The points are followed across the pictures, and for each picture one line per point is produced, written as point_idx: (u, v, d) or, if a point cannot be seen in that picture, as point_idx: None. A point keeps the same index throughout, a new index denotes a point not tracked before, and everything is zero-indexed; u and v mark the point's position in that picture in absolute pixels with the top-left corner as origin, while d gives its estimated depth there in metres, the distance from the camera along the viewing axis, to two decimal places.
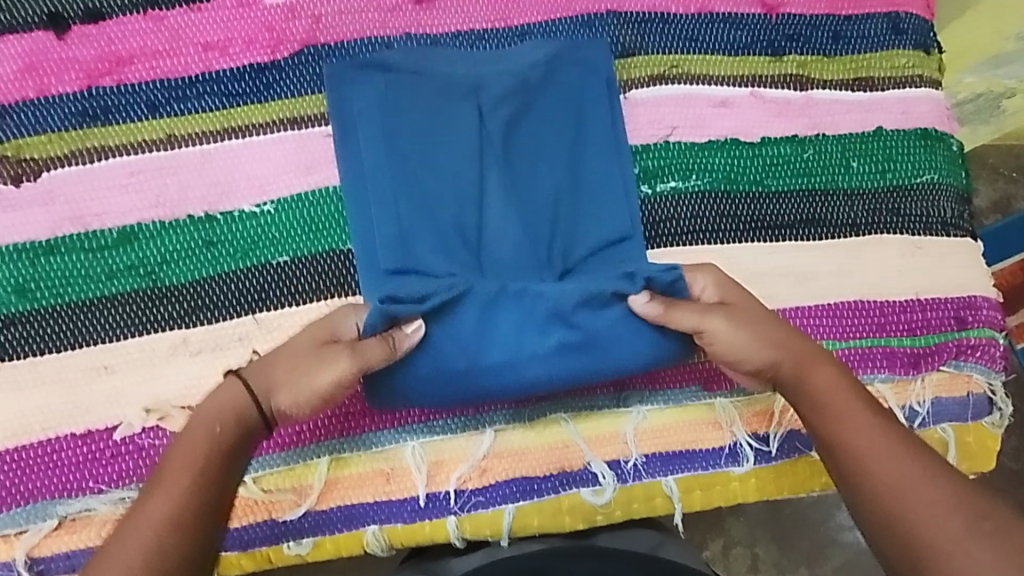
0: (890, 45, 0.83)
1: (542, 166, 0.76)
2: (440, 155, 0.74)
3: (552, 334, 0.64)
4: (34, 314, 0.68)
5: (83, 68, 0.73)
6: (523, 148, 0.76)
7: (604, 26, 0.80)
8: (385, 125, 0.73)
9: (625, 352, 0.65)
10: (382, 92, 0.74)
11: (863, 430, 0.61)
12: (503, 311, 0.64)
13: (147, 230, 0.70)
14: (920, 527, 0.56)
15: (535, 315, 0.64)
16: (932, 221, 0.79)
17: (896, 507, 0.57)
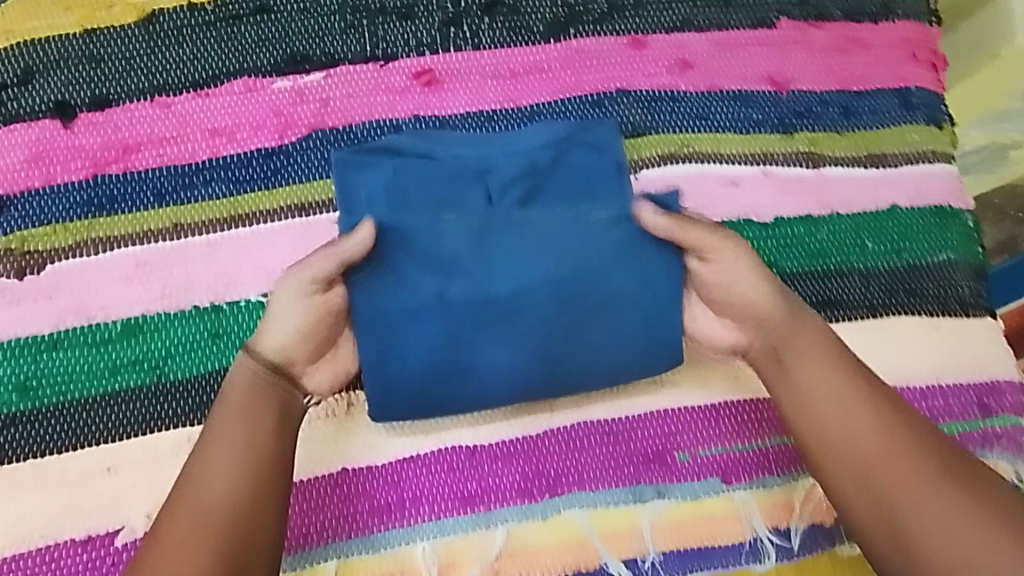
0: (901, 121, 0.82)
1: (554, 255, 0.71)
2: (447, 243, 0.69)
3: (541, 339, 0.69)
4: (36, 413, 0.66)
5: (90, 156, 0.72)
6: (535, 234, 0.70)
7: (613, 105, 0.79)
8: (392, 215, 0.69)
9: (599, 360, 0.70)
10: (391, 179, 0.70)
11: (833, 386, 0.66)
12: (495, 316, 0.69)
13: (152, 323, 0.69)
14: (897, 482, 0.61)
15: (524, 303, 0.68)
16: (950, 300, 0.78)
17: (881, 475, 0.62)
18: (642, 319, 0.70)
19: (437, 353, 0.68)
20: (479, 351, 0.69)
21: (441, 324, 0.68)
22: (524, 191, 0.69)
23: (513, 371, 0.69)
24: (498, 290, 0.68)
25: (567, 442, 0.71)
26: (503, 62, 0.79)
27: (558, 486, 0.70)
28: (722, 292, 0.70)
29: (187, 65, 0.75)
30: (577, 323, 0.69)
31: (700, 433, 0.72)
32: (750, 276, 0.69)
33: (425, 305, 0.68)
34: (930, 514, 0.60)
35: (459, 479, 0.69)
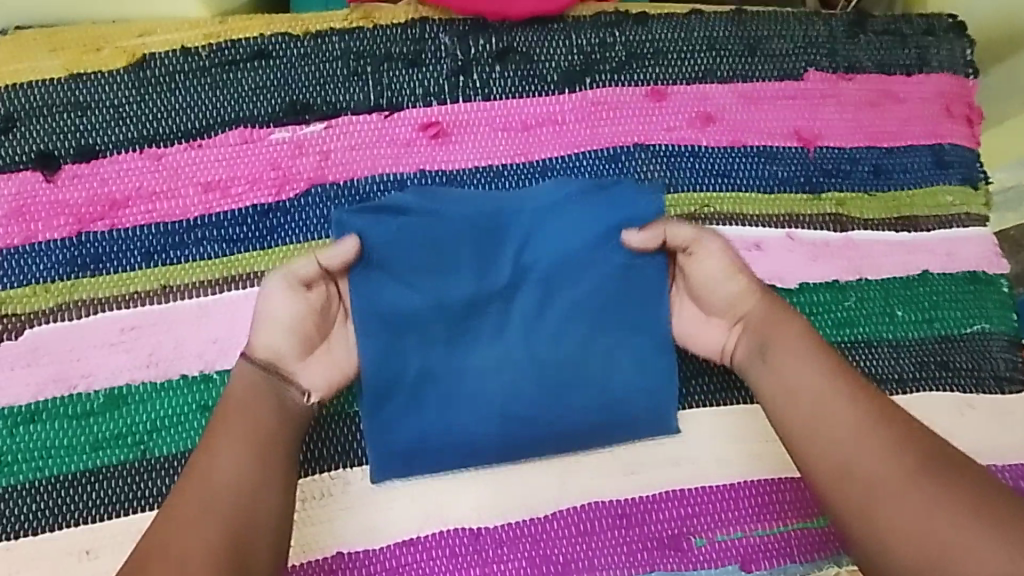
0: (934, 180, 0.78)
1: (562, 313, 0.67)
2: (450, 297, 0.66)
3: (531, 391, 0.66)
4: (12, 490, 0.62)
5: (75, 212, 0.68)
6: (544, 292, 0.67)
7: (631, 160, 0.75)
8: (393, 269, 0.66)
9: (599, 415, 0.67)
10: (393, 235, 0.66)
11: (807, 370, 0.59)
12: (489, 328, 0.67)
13: (137, 393, 0.65)
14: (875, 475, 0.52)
15: (522, 320, 0.67)
16: (985, 373, 0.73)
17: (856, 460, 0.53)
18: (645, 353, 0.68)
19: (427, 367, 0.66)
20: (470, 370, 0.66)
21: (432, 338, 0.66)
22: (524, 216, 0.68)
23: (508, 423, 0.66)
24: (496, 305, 0.67)
25: (578, 525, 0.67)
26: (515, 113, 0.75)
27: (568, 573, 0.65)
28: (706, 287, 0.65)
29: (179, 113, 0.71)
30: (578, 346, 0.67)
31: (720, 516, 0.68)
32: (731, 272, 0.65)
33: (420, 317, 0.66)
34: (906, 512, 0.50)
35: (462, 565, 0.65)
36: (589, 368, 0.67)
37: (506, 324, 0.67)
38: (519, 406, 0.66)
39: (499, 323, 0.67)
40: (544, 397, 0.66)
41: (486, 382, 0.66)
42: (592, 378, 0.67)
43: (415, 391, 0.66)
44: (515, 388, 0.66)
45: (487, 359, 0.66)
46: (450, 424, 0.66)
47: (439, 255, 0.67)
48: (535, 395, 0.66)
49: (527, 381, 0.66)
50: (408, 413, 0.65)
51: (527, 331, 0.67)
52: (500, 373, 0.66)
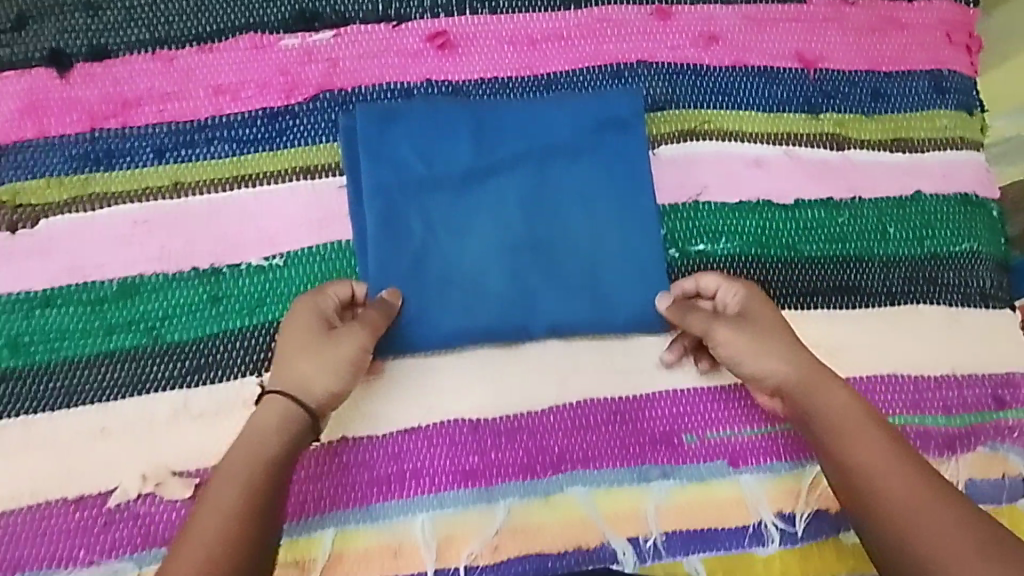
0: (932, 105, 0.79)
1: (558, 206, 0.71)
2: (452, 173, 0.71)
3: (525, 262, 0.70)
4: (29, 370, 0.65)
5: (87, 109, 0.70)
6: (540, 176, 0.72)
7: (634, 78, 0.76)
8: (402, 145, 0.70)
9: (596, 305, 0.70)
10: (402, 116, 0.71)
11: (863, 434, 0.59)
12: (488, 203, 0.71)
13: (150, 283, 0.67)
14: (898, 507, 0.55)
15: (519, 198, 0.71)
16: (971, 290, 0.76)
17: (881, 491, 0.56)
18: (630, 244, 0.71)
19: (428, 234, 0.69)
20: (468, 242, 0.70)
21: (436, 210, 0.70)
22: (530, 109, 0.73)
23: (503, 294, 0.69)
24: (496, 180, 0.71)
25: (572, 420, 0.69)
26: (521, 29, 0.76)
27: (562, 464, 0.68)
28: (750, 356, 0.63)
29: (190, 17, 0.72)
30: (569, 230, 0.71)
31: (709, 417, 0.71)
32: (758, 350, 0.63)
33: (426, 188, 0.70)
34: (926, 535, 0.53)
35: (461, 453, 0.68)
36: (572, 250, 0.70)
37: (504, 199, 0.71)
38: (513, 277, 0.69)
39: (498, 203, 0.71)
40: (540, 273, 0.70)
41: (484, 255, 0.69)
42: (587, 263, 0.70)
43: (415, 258, 0.69)
44: (510, 258, 0.70)
45: (485, 232, 0.70)
46: (448, 292, 0.69)
47: (445, 137, 0.71)
48: (528, 270, 0.70)
49: (522, 254, 0.70)
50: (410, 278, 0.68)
51: (524, 209, 0.71)
52: (494, 244, 0.70)
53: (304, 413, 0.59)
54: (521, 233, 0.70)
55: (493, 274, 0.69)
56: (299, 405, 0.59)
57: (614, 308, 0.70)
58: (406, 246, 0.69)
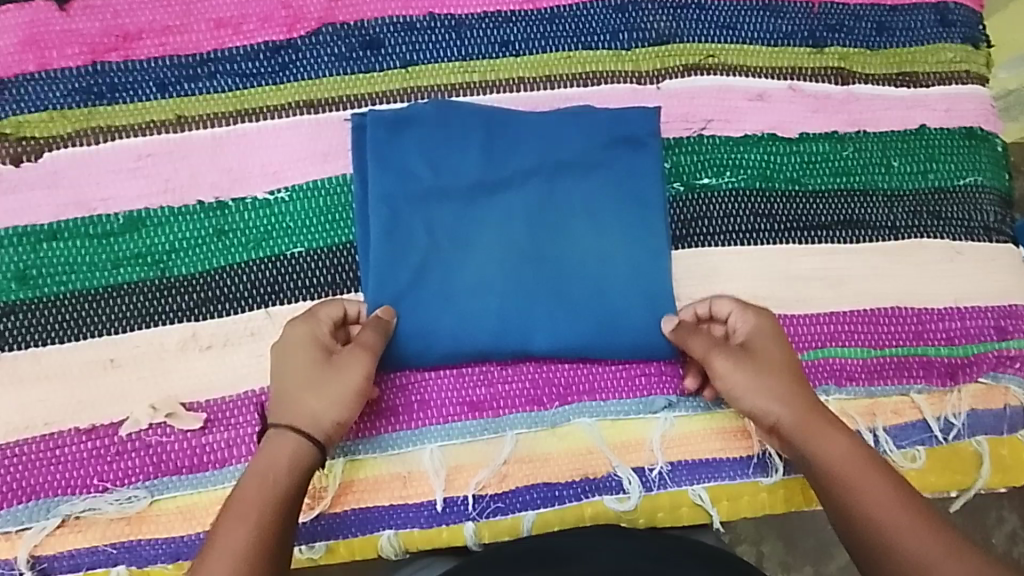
0: (937, 38, 0.79)
1: (564, 209, 0.70)
2: (462, 186, 0.70)
3: (527, 276, 0.69)
4: (37, 302, 0.65)
5: (88, 42, 0.69)
6: (550, 191, 0.70)
7: (638, 12, 0.76)
8: (412, 152, 0.69)
9: (600, 261, 0.69)
10: (415, 123, 0.70)
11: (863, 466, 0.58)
12: (495, 216, 0.70)
13: (156, 217, 0.67)
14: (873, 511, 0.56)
15: (522, 192, 0.70)
16: (974, 224, 0.76)
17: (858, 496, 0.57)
18: (631, 189, 0.71)
19: (432, 242, 0.68)
20: (471, 251, 0.69)
21: (438, 219, 0.69)
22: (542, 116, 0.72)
23: (504, 307, 0.68)
24: (506, 193, 0.70)
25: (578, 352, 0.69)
26: None
27: (568, 395, 0.69)
28: (749, 393, 0.64)
29: None
30: (573, 229, 0.70)
31: None
32: (761, 389, 0.63)
33: (427, 200, 0.69)
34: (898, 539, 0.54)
35: (467, 385, 0.68)
36: (574, 212, 0.70)
37: (512, 211, 0.70)
38: (516, 294, 0.68)
39: (501, 213, 0.70)
40: (543, 276, 0.69)
41: (487, 262, 0.69)
42: (589, 257, 0.70)
43: (417, 266, 0.68)
44: (515, 272, 0.69)
45: (490, 247, 0.69)
46: (448, 304, 0.68)
47: (456, 146, 0.70)
48: (531, 284, 0.69)
49: (525, 269, 0.69)
50: (412, 289, 0.68)
51: (532, 222, 0.70)
52: (498, 257, 0.69)
53: (314, 447, 0.59)
54: (526, 248, 0.69)
55: (494, 284, 0.68)
56: (309, 440, 0.59)
57: (616, 287, 0.69)
58: (409, 253, 0.68)
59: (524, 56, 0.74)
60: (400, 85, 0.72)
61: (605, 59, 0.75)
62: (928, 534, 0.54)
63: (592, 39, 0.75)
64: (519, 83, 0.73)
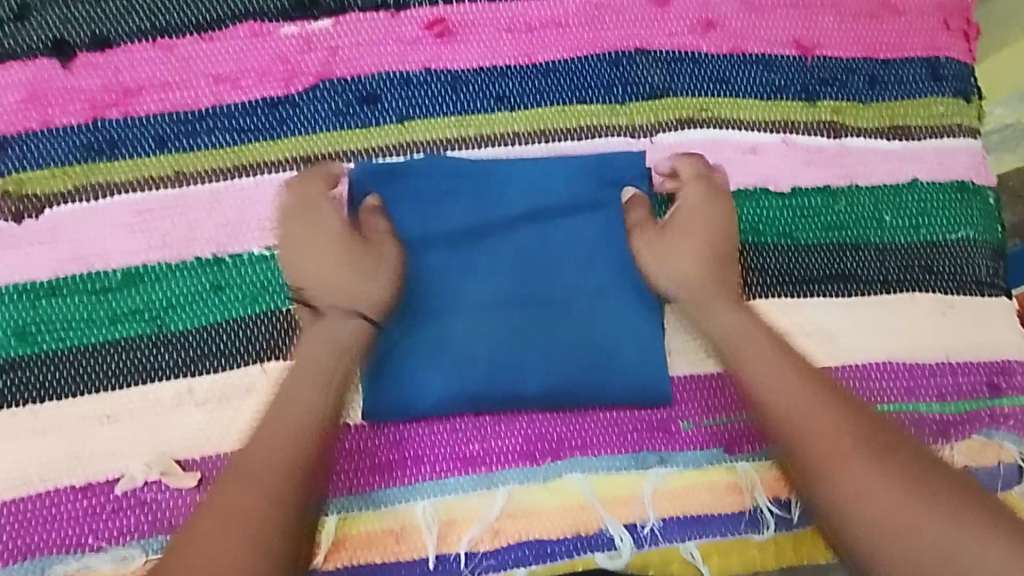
0: (930, 92, 0.79)
1: (555, 257, 0.71)
2: (452, 232, 0.70)
3: (517, 325, 0.69)
4: (35, 358, 0.66)
5: (90, 99, 0.70)
6: (541, 238, 0.71)
7: (633, 65, 0.76)
8: (403, 199, 0.70)
9: (591, 313, 0.70)
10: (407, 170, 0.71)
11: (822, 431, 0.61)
12: (485, 263, 0.70)
13: (153, 272, 0.68)
14: (826, 450, 0.59)
15: (516, 246, 0.71)
16: (966, 278, 0.76)
17: (816, 432, 0.60)
18: (621, 241, 0.71)
19: (423, 291, 0.69)
20: (461, 298, 0.69)
21: (434, 267, 0.70)
22: (535, 165, 0.72)
23: (496, 358, 0.68)
24: (496, 241, 0.71)
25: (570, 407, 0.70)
26: (520, 15, 0.75)
27: (561, 450, 0.69)
28: (662, 265, 0.69)
29: (191, 5, 0.72)
30: (565, 282, 0.70)
31: (707, 403, 0.71)
32: (675, 255, 0.69)
33: (423, 250, 0.70)
34: (852, 482, 0.57)
35: (461, 440, 0.69)
36: (566, 266, 0.71)
37: (502, 259, 0.70)
38: (505, 343, 0.69)
39: (496, 265, 0.70)
40: (535, 328, 0.69)
41: (477, 308, 0.69)
42: (580, 308, 0.70)
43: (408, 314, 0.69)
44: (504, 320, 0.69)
45: (480, 292, 0.69)
46: (440, 354, 0.68)
47: (446, 193, 0.71)
48: (522, 332, 0.69)
49: (515, 317, 0.69)
50: (405, 337, 0.68)
51: (523, 270, 0.70)
52: (489, 306, 0.69)
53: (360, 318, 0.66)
54: (517, 296, 0.70)
55: (487, 338, 0.69)
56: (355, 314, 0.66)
57: (608, 341, 0.70)
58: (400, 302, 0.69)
59: (519, 109, 0.74)
60: (396, 139, 0.73)
61: (600, 112, 0.75)
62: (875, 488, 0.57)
63: (587, 93, 0.75)
64: (514, 137, 0.74)
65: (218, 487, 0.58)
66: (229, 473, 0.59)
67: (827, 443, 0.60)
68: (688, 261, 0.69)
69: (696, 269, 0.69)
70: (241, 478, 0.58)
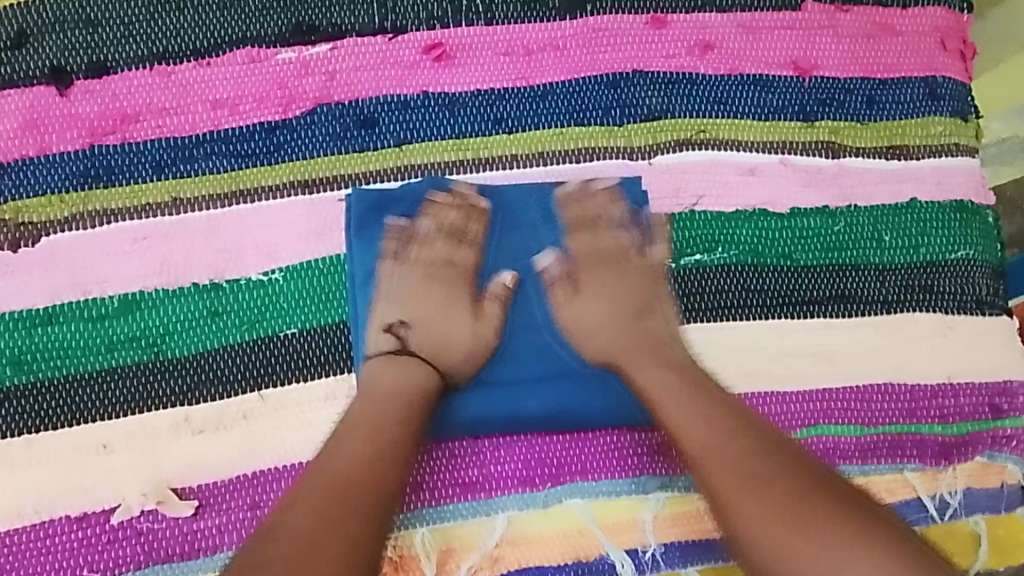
0: (927, 111, 0.79)
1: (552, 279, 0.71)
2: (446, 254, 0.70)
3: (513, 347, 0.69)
4: (31, 387, 0.65)
5: (87, 126, 0.70)
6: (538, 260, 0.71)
7: (630, 87, 0.76)
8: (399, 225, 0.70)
9: None
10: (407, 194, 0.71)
11: (722, 453, 0.58)
12: (481, 284, 0.70)
13: (150, 298, 0.68)
14: (722, 473, 0.58)
15: (515, 269, 0.71)
16: (966, 298, 0.76)
17: (715, 461, 0.58)
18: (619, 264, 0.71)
19: None
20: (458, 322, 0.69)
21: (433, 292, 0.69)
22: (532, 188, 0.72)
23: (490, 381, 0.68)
24: (492, 262, 0.71)
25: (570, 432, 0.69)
26: (517, 38, 0.76)
27: (561, 475, 0.69)
28: (586, 330, 0.68)
29: (189, 31, 0.72)
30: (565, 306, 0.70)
31: None
32: (597, 319, 0.68)
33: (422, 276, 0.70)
34: (750, 506, 0.55)
35: (460, 466, 0.68)
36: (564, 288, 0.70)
37: (498, 280, 0.70)
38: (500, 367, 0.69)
39: (497, 290, 0.70)
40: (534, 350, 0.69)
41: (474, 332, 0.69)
42: None
43: None
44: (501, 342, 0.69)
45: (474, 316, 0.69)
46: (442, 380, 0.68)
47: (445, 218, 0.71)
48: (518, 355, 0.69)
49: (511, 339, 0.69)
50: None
51: (518, 292, 0.70)
52: None
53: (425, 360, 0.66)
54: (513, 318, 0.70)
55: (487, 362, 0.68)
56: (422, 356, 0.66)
57: None
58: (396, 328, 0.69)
59: (517, 132, 0.74)
60: (394, 163, 0.73)
61: (598, 134, 0.75)
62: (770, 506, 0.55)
63: (585, 115, 0.75)
64: (512, 160, 0.74)
65: (316, 497, 0.56)
66: (318, 483, 0.57)
67: (737, 480, 0.57)
68: (608, 328, 0.68)
69: (622, 331, 0.68)
70: (343, 493, 0.56)
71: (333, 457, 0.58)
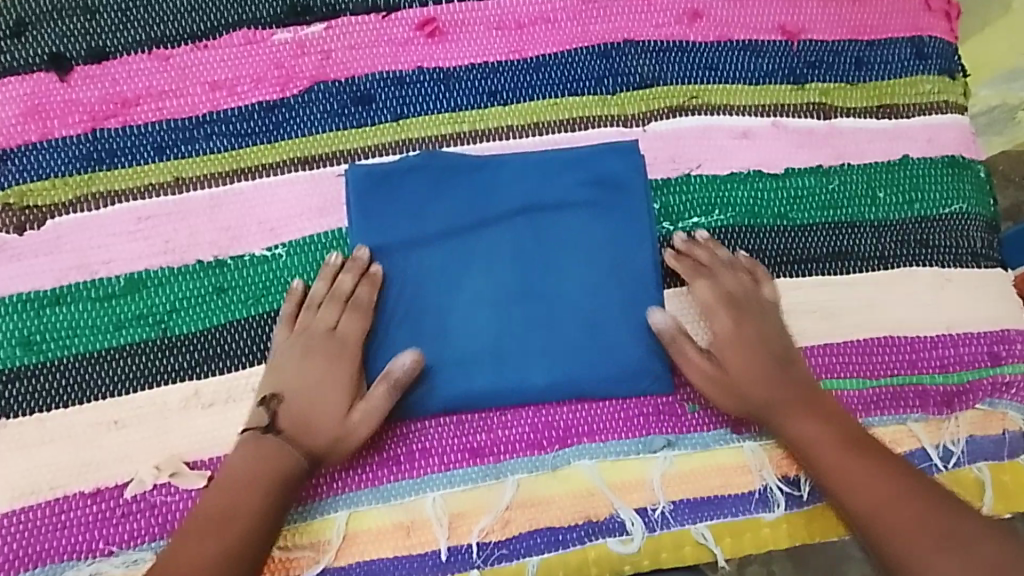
0: (915, 71, 0.81)
1: (550, 248, 0.71)
2: (439, 227, 0.71)
3: (510, 318, 0.70)
4: (41, 367, 0.66)
5: (88, 110, 0.71)
6: (536, 230, 0.71)
7: (622, 57, 0.77)
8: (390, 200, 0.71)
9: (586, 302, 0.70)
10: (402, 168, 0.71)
11: (865, 472, 0.64)
12: (479, 254, 0.71)
13: (156, 277, 0.68)
14: (858, 487, 0.64)
15: (512, 241, 0.71)
16: (962, 251, 0.77)
17: (860, 481, 0.64)
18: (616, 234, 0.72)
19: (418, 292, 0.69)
20: (456, 295, 0.70)
21: (433, 267, 0.70)
22: (530, 159, 0.73)
23: (486, 352, 0.69)
24: (490, 232, 0.71)
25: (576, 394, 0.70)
26: (509, 13, 0.77)
27: (568, 438, 0.70)
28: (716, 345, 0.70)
29: (185, 16, 0.73)
30: (567, 276, 0.71)
31: None
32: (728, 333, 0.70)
33: (421, 250, 0.70)
34: (901, 525, 0.61)
35: (468, 431, 0.69)
36: (564, 261, 0.71)
37: (496, 251, 0.71)
38: (497, 338, 0.69)
39: (492, 264, 0.70)
40: (535, 316, 0.70)
41: (473, 303, 0.70)
42: (574, 303, 0.70)
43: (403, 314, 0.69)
44: (500, 313, 0.70)
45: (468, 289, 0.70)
46: (449, 356, 0.69)
47: (440, 191, 0.71)
48: (515, 326, 0.69)
49: (509, 309, 0.70)
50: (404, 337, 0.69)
51: (515, 263, 0.71)
52: (481, 297, 0.70)
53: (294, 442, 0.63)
54: (512, 290, 0.70)
55: (487, 334, 0.69)
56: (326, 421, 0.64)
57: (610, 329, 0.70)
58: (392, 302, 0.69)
59: (512, 104, 0.75)
60: (392, 138, 0.74)
61: (591, 104, 0.76)
62: (919, 524, 0.61)
63: (579, 86, 0.76)
64: (508, 131, 0.75)
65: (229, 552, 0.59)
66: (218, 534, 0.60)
67: (897, 509, 0.62)
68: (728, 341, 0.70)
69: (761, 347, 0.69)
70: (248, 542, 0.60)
71: (218, 495, 0.61)
